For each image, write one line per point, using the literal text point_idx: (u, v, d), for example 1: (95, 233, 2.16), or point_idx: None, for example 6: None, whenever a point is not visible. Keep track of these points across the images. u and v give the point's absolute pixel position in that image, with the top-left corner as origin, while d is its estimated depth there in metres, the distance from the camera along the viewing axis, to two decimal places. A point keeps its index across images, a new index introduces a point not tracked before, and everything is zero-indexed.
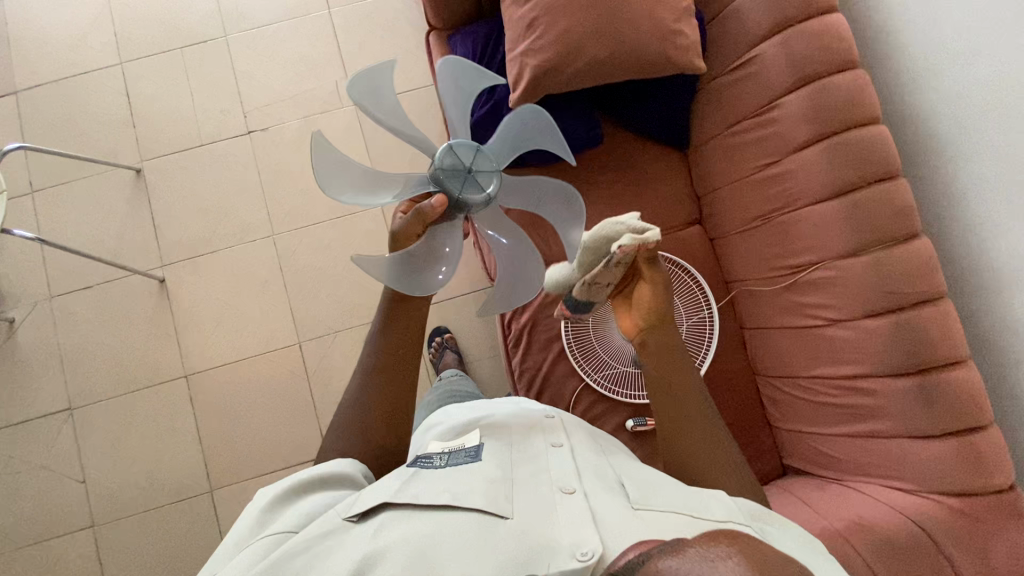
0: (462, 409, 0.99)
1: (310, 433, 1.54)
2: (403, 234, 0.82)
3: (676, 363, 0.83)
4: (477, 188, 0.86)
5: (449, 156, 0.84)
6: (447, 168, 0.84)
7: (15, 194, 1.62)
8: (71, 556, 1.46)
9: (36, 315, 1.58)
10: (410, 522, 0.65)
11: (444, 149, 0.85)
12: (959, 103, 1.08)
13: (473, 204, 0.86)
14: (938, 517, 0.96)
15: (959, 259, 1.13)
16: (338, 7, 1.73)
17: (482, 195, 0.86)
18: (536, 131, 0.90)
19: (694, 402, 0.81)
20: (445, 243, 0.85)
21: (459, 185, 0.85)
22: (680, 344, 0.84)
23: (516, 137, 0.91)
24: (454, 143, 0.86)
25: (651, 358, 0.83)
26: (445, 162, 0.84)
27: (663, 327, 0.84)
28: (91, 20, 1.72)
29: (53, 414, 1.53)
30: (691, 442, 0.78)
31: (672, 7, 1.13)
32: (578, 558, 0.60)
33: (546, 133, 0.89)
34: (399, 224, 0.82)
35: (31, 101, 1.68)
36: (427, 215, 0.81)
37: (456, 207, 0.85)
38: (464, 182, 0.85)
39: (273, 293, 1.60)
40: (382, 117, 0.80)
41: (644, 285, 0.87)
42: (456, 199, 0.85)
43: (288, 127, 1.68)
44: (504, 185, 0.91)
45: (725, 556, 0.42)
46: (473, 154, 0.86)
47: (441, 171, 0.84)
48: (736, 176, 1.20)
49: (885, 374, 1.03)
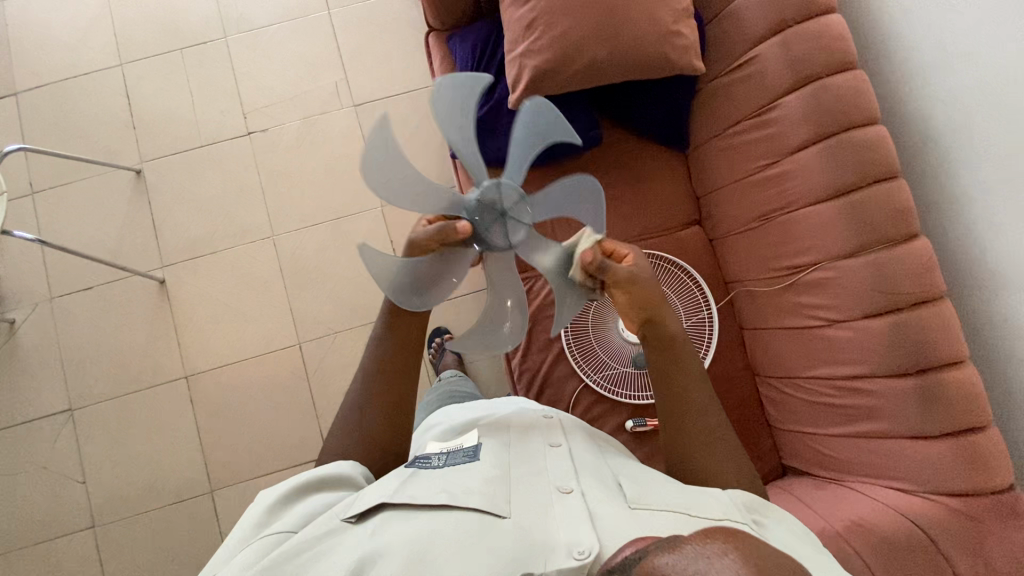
0: (461, 409, 0.99)
1: (310, 434, 1.54)
2: (419, 245, 0.85)
3: (677, 357, 0.84)
4: (508, 232, 0.87)
5: (498, 192, 0.86)
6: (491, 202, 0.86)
7: (16, 196, 1.63)
8: (71, 557, 1.46)
9: (36, 316, 1.58)
10: (407, 522, 0.65)
11: (495, 183, 0.86)
12: (958, 103, 1.08)
13: (496, 245, 0.88)
14: (937, 517, 0.96)
15: (958, 259, 1.13)
16: (338, 8, 1.73)
17: (508, 241, 0.88)
18: (580, 200, 0.94)
19: (696, 396, 0.82)
20: (448, 267, 0.88)
21: (490, 223, 0.86)
22: (680, 335, 0.86)
23: (559, 198, 0.93)
24: (503, 182, 0.87)
25: (653, 354, 0.85)
26: (492, 195, 0.86)
27: (659, 319, 0.85)
28: (91, 21, 1.72)
29: (54, 415, 1.53)
30: (695, 436, 0.79)
31: (671, 7, 1.13)
32: (574, 557, 0.60)
33: (588, 206, 0.95)
34: (420, 235, 0.84)
35: (31, 102, 1.68)
36: (447, 236, 0.84)
37: (476, 239, 0.87)
38: (497, 221, 0.86)
39: (273, 294, 1.60)
40: (454, 127, 0.85)
41: (618, 291, 0.86)
42: (482, 233, 0.86)
43: (288, 128, 1.68)
44: (529, 240, 0.91)
45: (721, 553, 0.42)
46: (520, 200, 0.87)
47: (482, 202, 0.86)
48: (736, 176, 1.20)
49: (885, 375, 1.03)
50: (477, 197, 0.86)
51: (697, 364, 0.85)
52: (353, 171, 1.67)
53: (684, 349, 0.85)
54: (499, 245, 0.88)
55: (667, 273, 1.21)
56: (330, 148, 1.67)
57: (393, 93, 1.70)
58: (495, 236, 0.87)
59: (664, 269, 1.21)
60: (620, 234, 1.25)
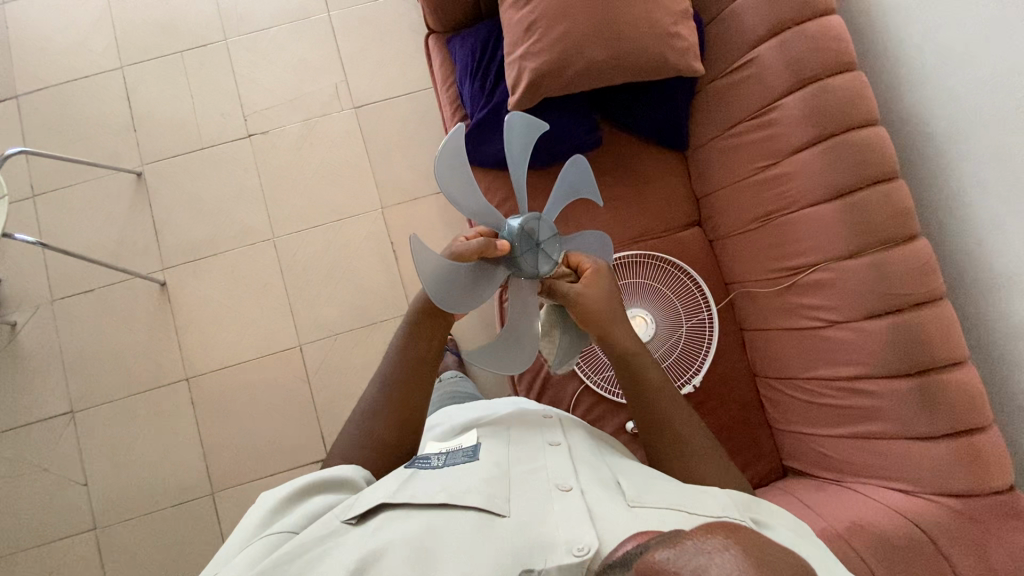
0: (461, 410, 0.99)
1: (311, 435, 1.54)
2: (466, 254, 0.80)
3: (638, 369, 0.87)
4: (543, 261, 0.88)
5: (540, 224, 0.88)
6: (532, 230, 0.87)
7: (16, 199, 1.63)
8: (73, 559, 1.46)
9: (37, 319, 1.58)
10: (407, 520, 0.66)
11: (537, 215, 0.88)
12: (957, 103, 1.08)
13: (527, 272, 0.87)
14: (937, 517, 0.96)
15: (958, 260, 1.13)
16: (337, 10, 1.74)
17: (540, 271, 0.88)
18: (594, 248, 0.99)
19: (666, 405, 0.86)
20: (482, 284, 0.83)
21: (530, 250, 0.87)
22: (636, 348, 0.89)
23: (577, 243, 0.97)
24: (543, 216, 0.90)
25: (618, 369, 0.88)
26: (536, 225, 0.88)
27: (611, 337, 0.87)
28: (91, 24, 1.73)
29: (55, 417, 1.53)
30: (667, 443, 0.84)
31: (670, 9, 1.13)
32: (573, 554, 0.61)
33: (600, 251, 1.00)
34: (468, 246, 0.80)
35: (32, 105, 1.69)
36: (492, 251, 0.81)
37: (513, 261, 0.86)
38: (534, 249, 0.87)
39: (273, 296, 1.61)
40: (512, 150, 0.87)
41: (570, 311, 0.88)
42: (518, 259, 0.86)
43: (287, 130, 1.68)
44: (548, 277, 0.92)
45: (722, 548, 0.42)
46: (555, 236, 0.90)
47: (528, 228, 0.87)
48: (735, 178, 1.20)
49: (883, 376, 1.03)
50: (522, 223, 0.86)
51: (660, 373, 0.89)
52: (353, 173, 1.67)
53: (645, 360, 0.88)
54: (530, 272, 0.88)
55: (667, 274, 1.21)
56: (330, 150, 1.67)
57: (393, 95, 1.71)
58: (528, 263, 0.87)
59: (664, 270, 1.21)
60: (620, 235, 1.25)
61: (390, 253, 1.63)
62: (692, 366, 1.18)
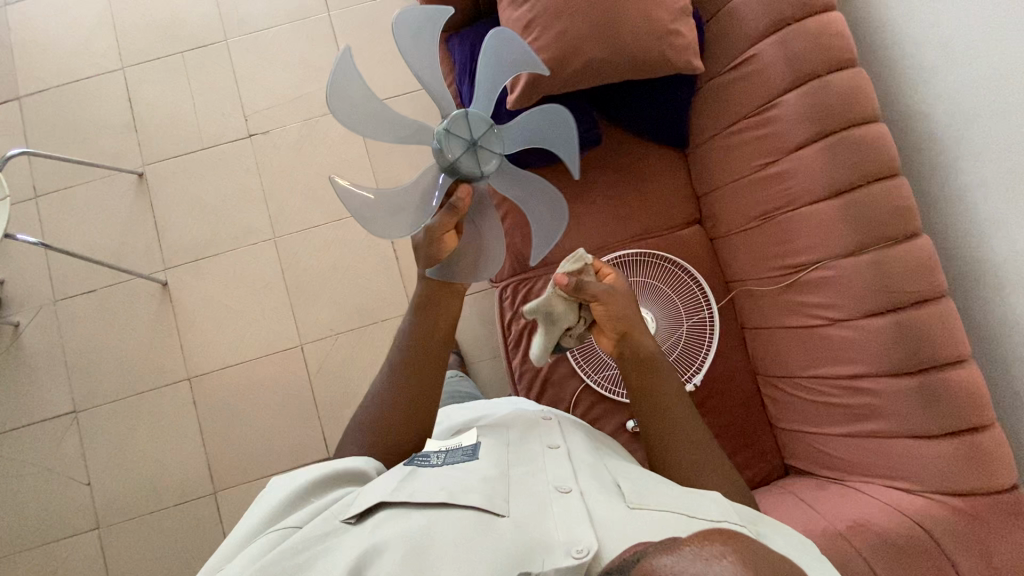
0: (460, 409, 0.99)
1: (313, 434, 1.54)
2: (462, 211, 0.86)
3: (650, 371, 0.88)
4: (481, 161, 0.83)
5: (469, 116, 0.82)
6: (461, 129, 0.81)
7: (19, 200, 1.64)
8: (76, 558, 1.47)
9: (41, 319, 1.59)
10: (405, 520, 0.65)
11: (460, 114, 0.81)
12: (959, 100, 1.08)
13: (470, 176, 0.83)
14: (939, 516, 0.95)
15: (959, 257, 1.13)
16: (337, 9, 1.74)
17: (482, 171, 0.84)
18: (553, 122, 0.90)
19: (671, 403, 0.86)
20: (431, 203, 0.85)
21: (470, 159, 0.81)
22: (655, 352, 0.90)
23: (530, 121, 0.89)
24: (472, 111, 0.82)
25: (631, 371, 0.89)
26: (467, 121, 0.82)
27: (634, 336, 0.90)
28: (93, 24, 1.73)
29: (59, 416, 1.54)
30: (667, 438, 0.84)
31: (670, 7, 1.12)
32: (573, 556, 0.60)
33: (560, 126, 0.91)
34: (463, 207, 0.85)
35: (34, 106, 1.69)
36: (459, 210, 0.85)
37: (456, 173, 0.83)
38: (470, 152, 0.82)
39: (274, 295, 1.61)
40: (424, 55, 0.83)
41: (597, 306, 0.91)
42: (456, 165, 0.82)
43: (288, 130, 1.69)
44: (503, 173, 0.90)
45: (720, 555, 0.42)
46: (491, 130, 0.83)
47: (454, 136, 0.81)
48: (736, 175, 1.20)
49: (885, 374, 1.02)
50: (444, 130, 0.81)
51: (672, 380, 0.89)
52: (353, 172, 1.67)
53: (660, 364, 0.89)
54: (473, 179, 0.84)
55: (668, 273, 1.21)
56: (330, 150, 1.68)
57: (394, 94, 1.70)
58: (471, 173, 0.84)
59: (665, 268, 1.21)
60: (619, 234, 1.25)
61: (390, 253, 1.63)
62: (693, 364, 1.18)
